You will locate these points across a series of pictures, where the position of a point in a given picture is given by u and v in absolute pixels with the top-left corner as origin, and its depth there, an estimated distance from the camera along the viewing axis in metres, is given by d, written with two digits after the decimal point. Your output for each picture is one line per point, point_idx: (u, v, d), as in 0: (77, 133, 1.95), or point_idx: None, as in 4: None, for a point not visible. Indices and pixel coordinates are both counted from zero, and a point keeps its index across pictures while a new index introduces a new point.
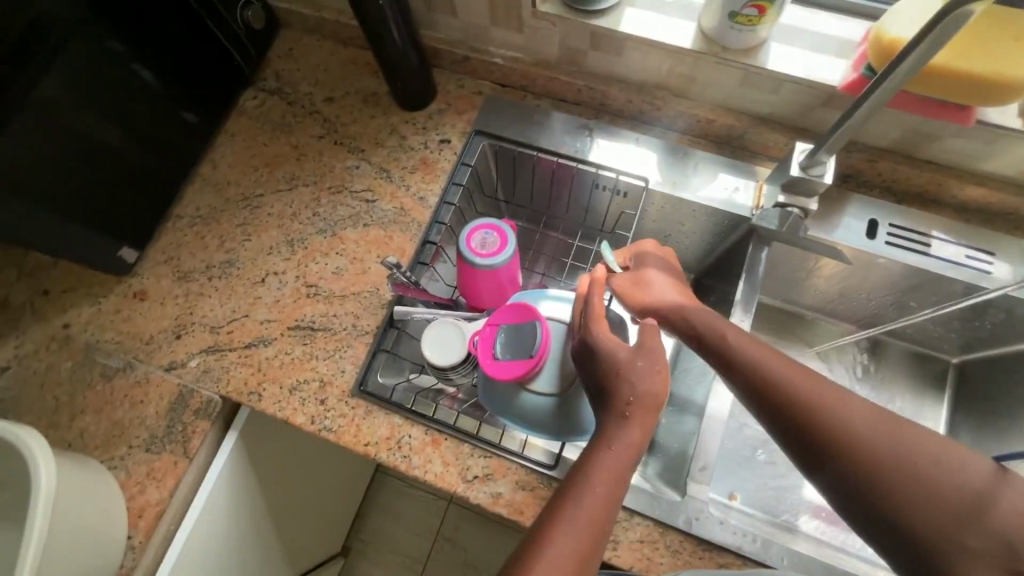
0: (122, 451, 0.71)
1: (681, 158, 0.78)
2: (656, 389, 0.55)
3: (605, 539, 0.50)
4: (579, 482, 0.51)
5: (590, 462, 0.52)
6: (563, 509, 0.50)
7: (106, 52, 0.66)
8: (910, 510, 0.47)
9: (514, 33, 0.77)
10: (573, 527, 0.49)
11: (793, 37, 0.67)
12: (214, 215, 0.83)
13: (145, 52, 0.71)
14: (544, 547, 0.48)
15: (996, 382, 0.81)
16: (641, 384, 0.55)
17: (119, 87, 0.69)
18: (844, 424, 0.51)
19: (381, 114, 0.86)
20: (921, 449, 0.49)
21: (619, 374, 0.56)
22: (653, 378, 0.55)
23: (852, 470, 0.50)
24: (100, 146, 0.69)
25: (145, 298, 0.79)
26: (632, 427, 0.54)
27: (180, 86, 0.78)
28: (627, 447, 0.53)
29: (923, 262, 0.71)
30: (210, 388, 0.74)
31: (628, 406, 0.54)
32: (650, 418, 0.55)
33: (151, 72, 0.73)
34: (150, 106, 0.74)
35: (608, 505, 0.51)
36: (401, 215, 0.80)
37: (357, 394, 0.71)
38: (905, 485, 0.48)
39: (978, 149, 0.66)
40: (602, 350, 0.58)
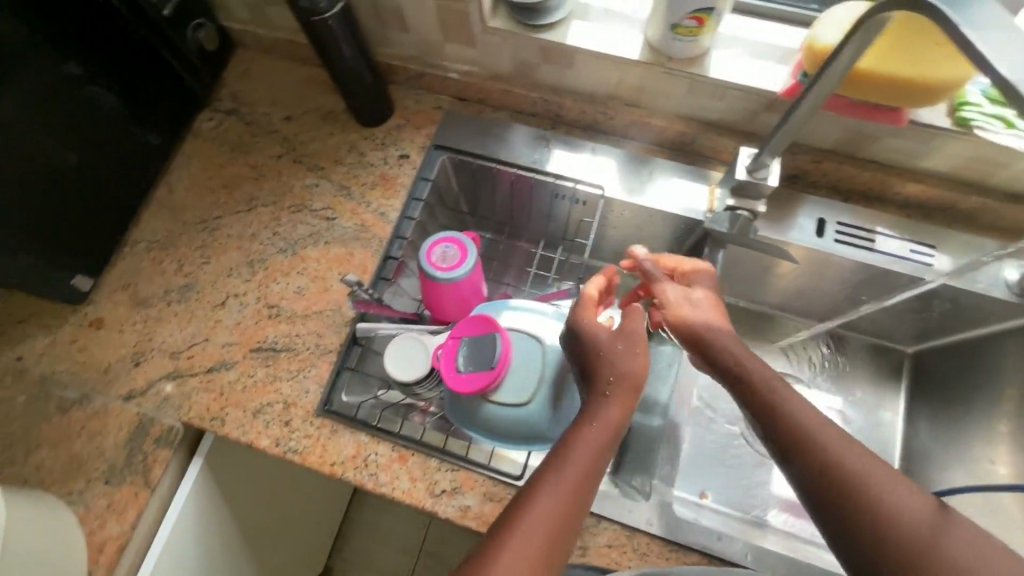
0: (81, 485, 0.69)
1: (637, 166, 0.80)
2: (638, 370, 0.56)
3: (581, 519, 0.50)
4: (558, 462, 0.51)
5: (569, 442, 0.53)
6: (541, 486, 0.50)
7: (69, 76, 0.66)
8: (863, 528, 0.49)
9: (467, 49, 0.78)
10: (549, 505, 0.49)
11: (735, 46, 0.69)
12: (171, 239, 0.82)
13: (109, 74, 0.72)
14: (518, 524, 0.48)
15: (949, 370, 0.84)
16: (623, 366, 0.56)
17: (83, 111, 0.69)
18: (816, 439, 0.53)
19: (340, 131, 0.86)
20: (883, 477, 0.50)
21: (600, 357, 0.57)
22: (634, 359, 0.57)
23: (817, 473, 0.52)
24: (60, 168, 0.68)
25: (101, 326, 0.77)
26: (612, 404, 0.55)
27: (140, 108, 0.78)
28: (606, 426, 0.54)
29: (868, 258, 0.73)
30: (172, 415, 0.72)
31: (610, 385, 0.56)
32: (628, 400, 0.55)
33: (115, 94, 0.73)
34: (114, 128, 0.74)
35: (586, 485, 0.51)
36: (362, 232, 0.80)
37: (322, 414, 0.71)
38: (860, 505, 0.49)
39: (913, 148, 0.69)
40: (584, 336, 0.59)
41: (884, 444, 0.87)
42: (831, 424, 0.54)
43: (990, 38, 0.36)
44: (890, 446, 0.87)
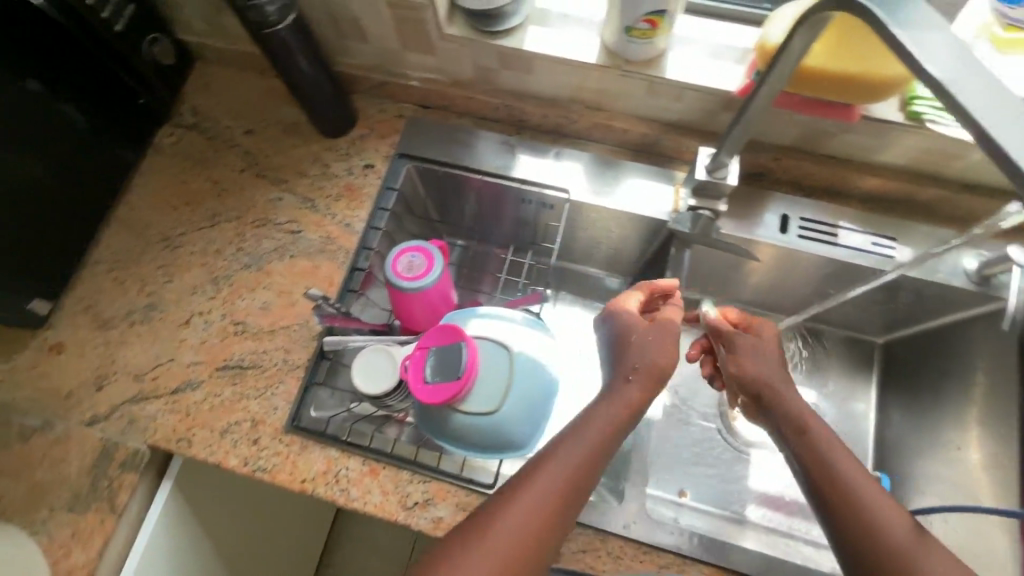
0: (44, 514, 0.68)
1: (603, 169, 0.80)
2: (663, 360, 0.59)
3: (578, 503, 0.53)
4: (572, 438, 0.55)
5: (585, 421, 0.56)
6: (553, 457, 0.53)
7: (29, 94, 0.66)
8: (841, 525, 0.53)
9: (426, 57, 0.78)
10: (559, 475, 0.52)
11: (690, 47, 0.70)
12: (133, 258, 0.80)
13: (70, 91, 0.71)
14: (527, 488, 0.52)
15: (917, 359, 0.85)
16: (648, 353, 0.60)
17: (48, 129, 0.69)
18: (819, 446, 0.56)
19: (303, 143, 0.85)
20: (877, 494, 0.53)
21: (631, 342, 0.61)
22: (662, 349, 0.60)
23: (815, 470, 0.55)
24: (23, 184, 0.68)
25: (63, 351, 0.75)
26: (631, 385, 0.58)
27: (102, 121, 0.77)
28: (622, 408, 0.57)
29: (831, 252, 0.74)
30: (137, 438, 0.71)
31: (634, 371, 0.58)
32: (650, 386, 0.59)
33: (77, 109, 0.73)
34: (75, 145, 0.74)
35: (595, 462, 0.54)
36: (327, 244, 0.79)
37: (291, 430, 0.70)
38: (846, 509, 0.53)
39: (869, 142, 0.70)
40: (617, 329, 0.63)
41: (858, 435, 0.88)
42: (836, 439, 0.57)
43: (922, 39, 0.36)
44: (863, 437, 0.88)
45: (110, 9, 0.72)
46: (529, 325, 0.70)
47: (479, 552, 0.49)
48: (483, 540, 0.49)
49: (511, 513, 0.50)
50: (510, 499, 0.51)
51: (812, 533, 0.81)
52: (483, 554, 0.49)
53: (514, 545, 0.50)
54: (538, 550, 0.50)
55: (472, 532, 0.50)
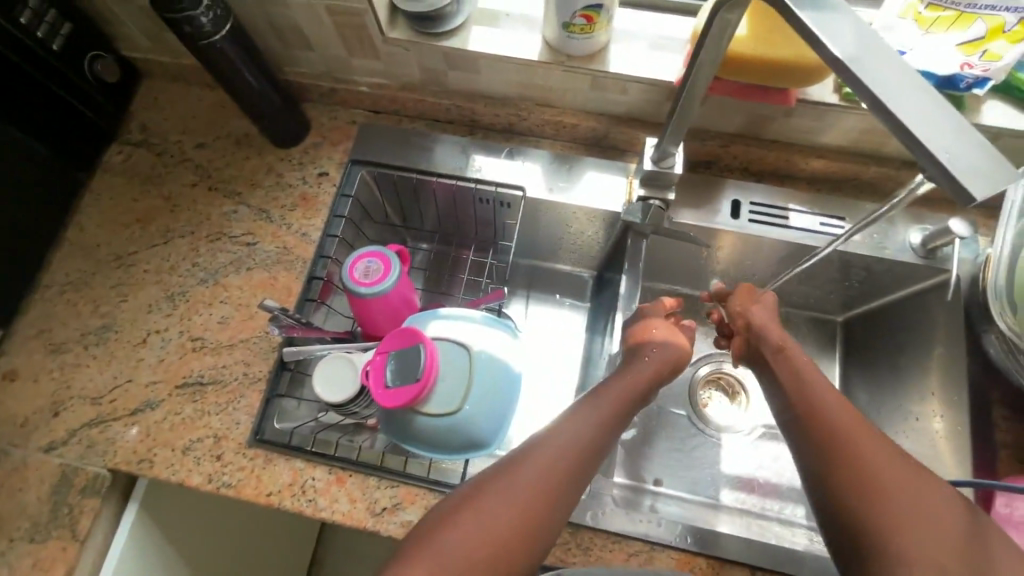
0: (3, 546, 0.66)
1: (557, 165, 0.81)
2: (674, 350, 0.66)
3: (559, 497, 0.51)
4: (570, 423, 0.55)
5: (582, 410, 0.57)
6: (547, 439, 0.54)
7: None
8: (851, 495, 0.49)
9: (374, 62, 0.78)
10: (552, 457, 0.53)
11: (630, 40, 0.71)
12: (86, 279, 0.79)
13: (7, 110, 0.69)
14: (520, 468, 0.52)
15: (875, 335, 0.87)
16: (665, 340, 0.66)
17: None
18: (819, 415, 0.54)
19: (256, 154, 0.85)
20: (884, 461, 0.50)
21: (647, 334, 0.67)
22: (672, 341, 0.67)
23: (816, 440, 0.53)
24: None
25: (17, 378, 0.74)
26: (645, 364, 0.64)
27: (43, 139, 0.75)
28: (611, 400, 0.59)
29: (783, 235, 0.75)
30: (96, 463, 0.69)
31: (646, 357, 0.65)
32: (663, 370, 0.64)
33: (15, 127, 0.71)
34: (15, 166, 0.72)
35: (591, 448, 0.54)
36: (284, 254, 0.79)
37: (254, 444, 0.69)
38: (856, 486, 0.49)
39: (810, 126, 0.71)
40: (641, 320, 0.70)
41: None
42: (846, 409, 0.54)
43: (827, 23, 0.37)
44: None
45: (46, 29, 0.71)
46: (488, 323, 0.70)
47: (466, 526, 0.49)
48: (470, 514, 0.49)
49: (502, 489, 0.50)
50: (500, 477, 0.51)
51: (784, 512, 0.83)
52: (470, 530, 0.48)
53: (503, 522, 0.49)
54: (527, 532, 0.49)
55: (460, 507, 0.50)
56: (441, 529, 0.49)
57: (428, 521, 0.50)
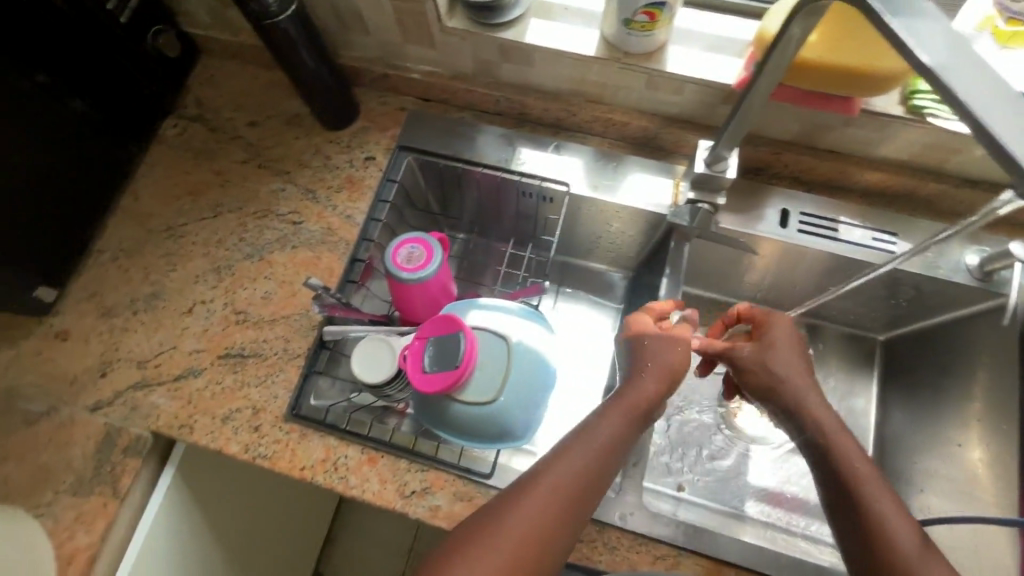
0: (49, 498, 0.69)
1: (603, 163, 0.80)
2: (674, 360, 0.63)
3: (576, 513, 0.53)
4: (582, 440, 0.56)
5: (592, 422, 0.57)
6: (560, 457, 0.54)
7: (32, 86, 0.66)
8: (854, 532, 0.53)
9: (428, 50, 0.78)
10: (567, 475, 0.53)
11: (691, 40, 0.70)
12: (137, 248, 0.81)
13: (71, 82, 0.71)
14: (533, 487, 0.52)
15: (919, 357, 0.84)
16: (662, 355, 0.63)
17: (49, 121, 0.70)
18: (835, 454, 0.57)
19: (306, 135, 0.86)
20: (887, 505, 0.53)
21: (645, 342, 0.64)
22: (673, 352, 0.63)
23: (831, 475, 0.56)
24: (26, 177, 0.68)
25: (68, 338, 0.76)
26: (646, 381, 0.61)
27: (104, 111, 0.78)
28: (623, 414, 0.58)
29: (833, 247, 0.74)
30: (140, 425, 0.72)
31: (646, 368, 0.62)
32: (663, 380, 0.62)
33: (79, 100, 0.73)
34: (76, 138, 0.74)
35: (602, 464, 0.55)
36: (329, 235, 0.80)
37: (291, 419, 0.71)
38: (852, 524, 0.54)
39: (870, 137, 0.70)
40: (631, 332, 0.66)
41: (859, 432, 0.88)
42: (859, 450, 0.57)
43: (917, 29, 0.36)
44: (864, 432, 0.88)
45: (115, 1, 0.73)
46: (525, 315, 0.70)
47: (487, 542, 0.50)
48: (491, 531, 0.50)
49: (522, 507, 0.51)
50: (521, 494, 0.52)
51: (809, 529, 0.81)
52: (485, 547, 0.49)
53: (524, 538, 0.50)
54: (542, 546, 0.51)
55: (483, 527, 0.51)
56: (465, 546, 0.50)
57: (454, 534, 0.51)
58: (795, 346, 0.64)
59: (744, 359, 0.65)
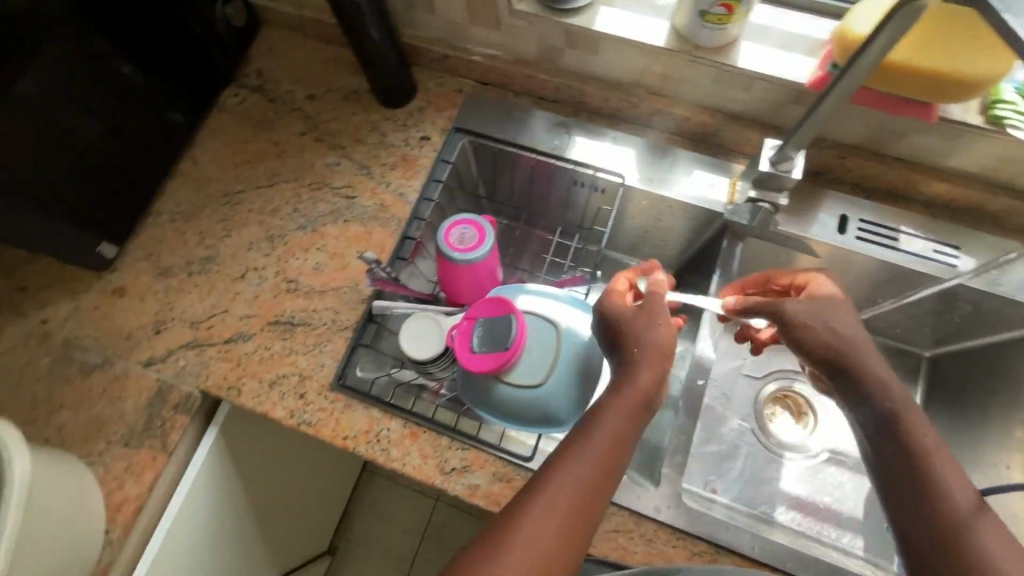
0: (101, 446, 0.71)
1: (658, 156, 0.79)
2: (664, 339, 0.58)
3: (596, 503, 0.51)
4: (585, 439, 0.53)
5: (594, 416, 0.54)
6: (571, 448, 0.52)
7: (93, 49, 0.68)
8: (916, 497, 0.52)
9: (492, 32, 0.79)
10: (578, 464, 0.51)
11: (762, 36, 0.69)
12: (194, 211, 0.83)
13: (127, 48, 0.72)
14: (544, 482, 0.51)
15: (967, 376, 0.82)
16: (648, 335, 0.58)
17: (106, 86, 0.71)
18: (895, 422, 0.55)
19: (363, 111, 0.87)
20: (947, 471, 0.52)
21: (626, 321, 0.59)
22: (661, 331, 0.58)
23: (889, 443, 0.54)
24: (83, 139, 0.69)
25: (125, 294, 0.79)
26: (640, 368, 0.56)
27: (161, 81, 0.79)
28: (631, 398, 0.55)
29: (892, 256, 0.73)
30: (190, 383, 0.74)
31: (637, 353, 0.57)
32: (661, 363, 0.57)
33: (132, 67, 0.74)
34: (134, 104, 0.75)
35: (609, 461, 0.52)
36: (381, 211, 0.81)
37: (337, 388, 0.72)
38: (904, 486, 0.53)
39: (943, 146, 0.68)
40: (607, 311, 0.61)
41: None
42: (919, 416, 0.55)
43: None
44: None
45: None
46: (573, 303, 0.70)
47: (510, 540, 0.49)
48: (512, 528, 0.49)
49: (540, 502, 0.50)
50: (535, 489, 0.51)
51: (841, 540, 0.80)
52: (508, 545, 0.48)
53: (545, 533, 0.49)
54: (564, 536, 0.50)
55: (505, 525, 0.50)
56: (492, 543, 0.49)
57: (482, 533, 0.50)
58: (849, 311, 0.60)
59: (797, 315, 0.60)
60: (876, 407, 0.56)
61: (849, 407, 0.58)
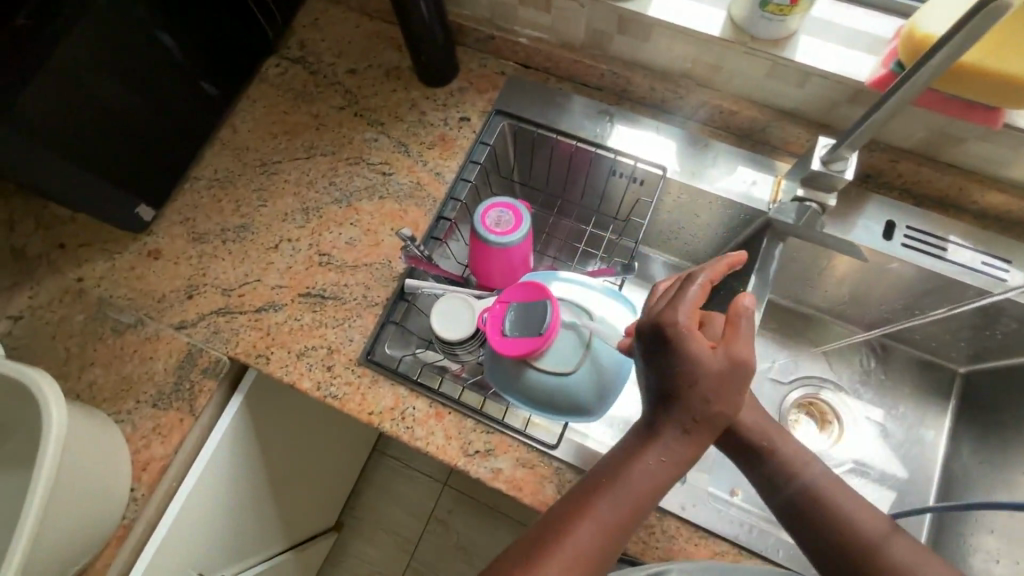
0: (130, 405, 0.72)
1: (700, 149, 0.78)
2: (728, 413, 0.50)
3: (620, 545, 0.50)
4: (612, 492, 0.50)
5: (621, 467, 0.51)
6: (602, 492, 0.50)
7: (134, 14, 0.66)
8: (824, 532, 0.54)
9: (541, 14, 0.78)
10: (605, 507, 0.49)
11: (820, 30, 0.67)
12: (231, 179, 0.83)
13: (166, 17, 0.70)
14: (572, 521, 0.49)
15: (998, 396, 0.79)
16: (713, 405, 0.50)
17: (144, 54, 0.69)
18: (782, 460, 0.57)
19: (403, 89, 0.86)
20: (844, 492, 0.55)
21: (701, 378, 0.49)
22: (731, 404, 0.50)
23: (784, 483, 0.57)
24: (119, 108, 0.69)
25: (159, 257, 0.79)
26: (685, 443, 0.51)
27: (198, 54, 0.77)
28: (673, 455, 0.51)
29: (939, 266, 0.71)
30: (219, 348, 0.74)
31: (694, 424, 0.50)
32: (710, 437, 0.51)
33: (171, 38, 0.72)
34: (174, 73, 0.74)
35: (633, 515, 0.50)
36: (417, 190, 0.80)
37: (364, 362, 0.72)
38: (808, 523, 0.55)
39: (1001, 153, 0.67)
40: (683, 355, 0.50)
41: (922, 463, 0.83)
42: (804, 450, 0.58)
43: None
44: (929, 464, 0.83)
45: None
46: (608, 295, 0.70)
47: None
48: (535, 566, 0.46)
49: (566, 544, 0.48)
50: (559, 530, 0.48)
51: None
52: None
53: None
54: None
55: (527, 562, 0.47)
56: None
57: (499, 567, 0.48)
58: None
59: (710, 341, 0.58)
60: (761, 450, 0.58)
61: (741, 461, 0.59)
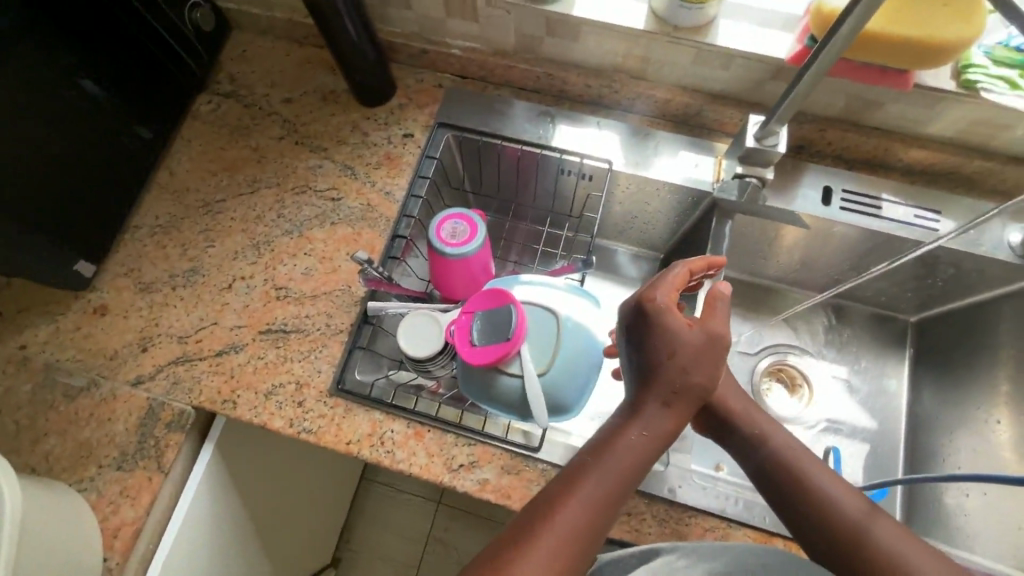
0: (93, 471, 0.68)
1: (642, 140, 0.80)
2: (705, 384, 0.52)
3: (610, 522, 0.50)
4: (598, 468, 0.50)
5: (607, 444, 0.51)
6: (590, 470, 0.50)
7: (49, 65, 0.63)
8: (806, 511, 0.54)
9: (470, 24, 0.78)
10: (593, 483, 0.49)
11: (736, 14, 0.70)
12: (174, 223, 0.81)
13: (85, 64, 0.68)
14: (562, 499, 0.49)
15: (947, 339, 0.84)
16: (691, 376, 0.51)
17: (66, 105, 0.67)
18: (765, 442, 0.59)
19: (342, 111, 0.85)
20: (826, 475, 0.55)
21: (678, 352, 0.51)
22: (707, 377, 0.52)
23: (767, 463, 0.58)
24: (47, 162, 0.66)
25: (106, 312, 0.76)
26: (666, 417, 0.51)
27: (123, 98, 0.74)
28: (655, 427, 0.51)
29: (877, 225, 0.74)
30: (182, 399, 0.71)
31: (673, 396, 0.51)
32: (691, 410, 0.52)
33: (95, 84, 0.70)
34: (100, 120, 0.72)
35: (619, 492, 0.50)
36: (368, 211, 0.80)
37: (336, 393, 0.70)
38: (792, 502, 0.55)
39: (918, 113, 0.72)
40: (660, 330, 0.52)
41: (889, 412, 0.86)
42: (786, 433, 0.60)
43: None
44: (896, 413, 0.86)
45: None
46: (573, 292, 0.70)
47: (523, 560, 0.45)
48: (526, 546, 0.46)
49: (557, 523, 0.47)
50: (549, 509, 0.48)
51: None
52: (522, 563, 0.45)
53: (560, 552, 0.46)
54: (575, 555, 0.47)
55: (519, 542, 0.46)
56: (505, 563, 0.45)
57: (492, 549, 0.47)
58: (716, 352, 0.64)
59: None
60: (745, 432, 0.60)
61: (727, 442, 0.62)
